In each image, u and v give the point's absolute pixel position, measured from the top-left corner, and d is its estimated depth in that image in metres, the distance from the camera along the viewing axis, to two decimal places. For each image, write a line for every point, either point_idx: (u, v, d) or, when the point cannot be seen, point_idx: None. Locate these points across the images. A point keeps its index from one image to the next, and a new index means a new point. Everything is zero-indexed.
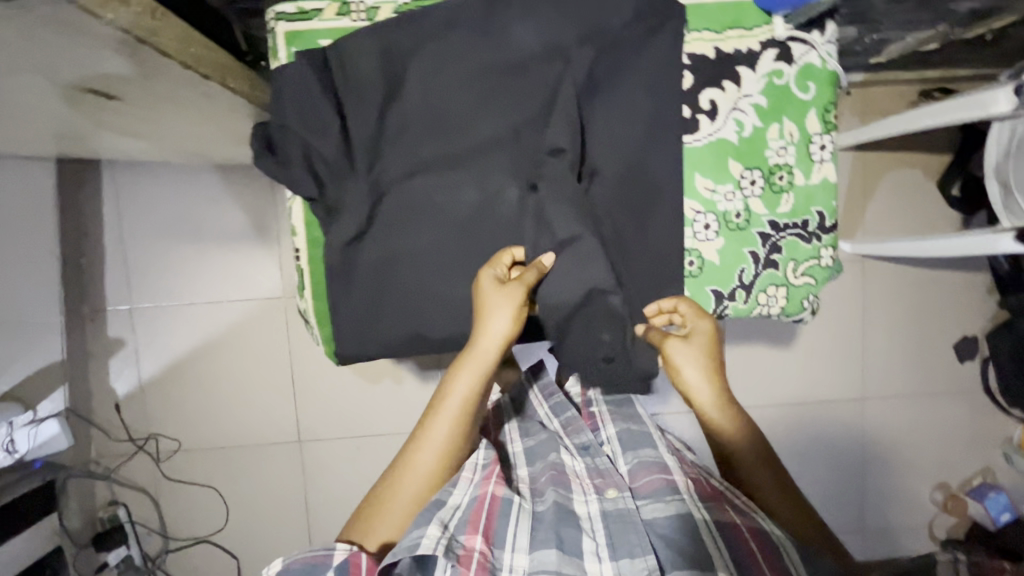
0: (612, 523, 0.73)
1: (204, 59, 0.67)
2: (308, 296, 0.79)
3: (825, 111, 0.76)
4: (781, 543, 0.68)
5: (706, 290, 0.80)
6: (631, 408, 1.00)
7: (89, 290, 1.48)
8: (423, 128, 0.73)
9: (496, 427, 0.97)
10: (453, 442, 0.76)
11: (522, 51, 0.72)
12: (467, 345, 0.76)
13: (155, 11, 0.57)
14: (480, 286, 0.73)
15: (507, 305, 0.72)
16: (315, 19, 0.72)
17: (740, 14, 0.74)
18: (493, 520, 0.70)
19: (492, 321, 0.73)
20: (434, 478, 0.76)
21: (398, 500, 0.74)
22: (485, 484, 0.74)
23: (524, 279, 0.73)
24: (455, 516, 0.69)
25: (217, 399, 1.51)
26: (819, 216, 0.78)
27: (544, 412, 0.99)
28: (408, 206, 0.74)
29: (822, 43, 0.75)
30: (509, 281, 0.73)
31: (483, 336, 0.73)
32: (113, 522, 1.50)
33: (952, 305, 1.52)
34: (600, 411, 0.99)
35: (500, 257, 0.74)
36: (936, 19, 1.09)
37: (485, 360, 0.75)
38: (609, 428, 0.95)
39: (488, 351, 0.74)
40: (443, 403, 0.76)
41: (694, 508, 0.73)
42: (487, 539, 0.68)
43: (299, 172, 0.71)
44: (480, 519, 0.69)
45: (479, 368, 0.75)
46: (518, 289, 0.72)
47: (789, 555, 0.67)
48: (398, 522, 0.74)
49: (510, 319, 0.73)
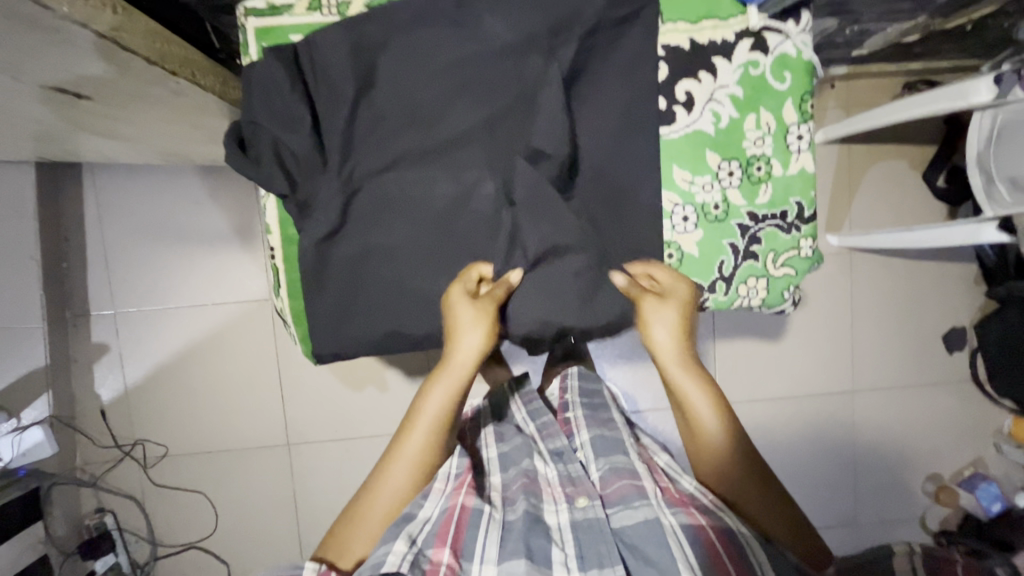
0: (580, 533, 0.72)
1: (171, 56, 0.66)
2: (284, 295, 0.78)
3: (801, 100, 0.76)
4: (746, 543, 0.68)
5: (686, 283, 0.79)
6: (607, 413, 0.98)
7: (72, 295, 1.46)
8: (396, 124, 0.72)
9: (473, 432, 0.97)
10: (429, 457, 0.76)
11: (496, 44, 0.71)
12: (443, 358, 0.77)
13: (117, 6, 0.55)
14: (454, 300, 0.74)
15: (477, 317, 0.74)
16: (285, 15, 0.71)
17: (714, 4, 0.73)
18: (461, 530, 0.69)
19: (466, 336, 0.74)
20: (409, 492, 0.75)
21: (372, 513, 0.73)
22: (456, 495, 0.73)
23: (494, 295, 0.76)
24: (423, 529, 0.69)
25: (203, 403, 1.50)
26: (798, 206, 0.78)
27: (521, 416, 0.99)
28: (383, 202, 0.73)
29: (797, 33, 0.75)
30: (480, 297, 0.75)
31: (457, 348, 0.75)
32: (100, 530, 1.49)
33: (939, 296, 1.52)
34: (574, 417, 0.96)
35: (467, 272, 0.75)
36: (916, 10, 1.09)
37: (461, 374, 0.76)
38: (583, 433, 0.91)
39: (463, 363, 0.75)
40: (419, 417, 0.77)
41: (662, 514, 0.72)
42: (455, 551, 0.67)
43: (271, 170, 0.70)
44: (448, 530, 0.68)
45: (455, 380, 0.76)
46: (489, 306, 0.75)
47: (756, 554, 0.67)
48: (369, 536, 0.73)
49: (483, 333, 0.75)
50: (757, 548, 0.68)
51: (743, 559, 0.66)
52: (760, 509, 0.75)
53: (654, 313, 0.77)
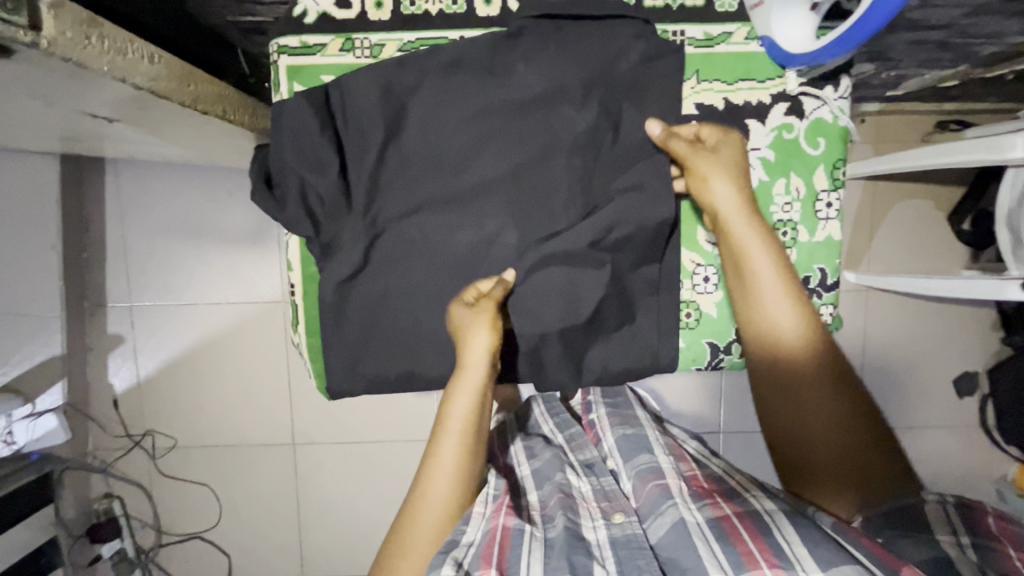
0: (620, 549, 0.71)
1: (203, 95, 0.66)
2: (301, 331, 0.77)
3: (833, 167, 0.75)
4: (768, 520, 0.67)
5: (703, 343, 0.79)
6: (631, 411, 1.00)
7: (92, 286, 1.48)
8: (423, 170, 0.72)
9: (505, 452, 0.99)
10: (464, 462, 0.72)
11: (527, 96, 0.71)
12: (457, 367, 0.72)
13: (153, 55, 0.56)
14: (455, 310, 0.71)
15: (483, 325, 0.70)
16: (318, 54, 0.71)
17: (751, 66, 0.73)
18: (506, 548, 0.68)
19: (473, 338, 0.70)
20: (457, 497, 0.72)
21: (422, 525, 0.71)
22: (497, 516, 0.73)
23: (492, 296, 0.71)
24: (470, 556, 0.67)
25: (212, 398, 1.52)
26: (821, 273, 0.77)
27: (549, 427, 1.03)
28: (403, 247, 0.73)
29: (835, 99, 0.73)
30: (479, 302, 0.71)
31: (467, 354, 0.70)
32: (108, 514, 1.52)
33: (955, 340, 1.50)
34: (599, 420, 1.00)
35: (467, 290, 0.72)
36: (958, 59, 1.05)
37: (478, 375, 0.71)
38: (609, 437, 0.95)
39: (478, 366, 0.70)
40: (446, 428, 0.73)
41: (686, 513, 0.72)
42: (502, 568, 0.65)
43: (295, 211, 0.70)
44: (492, 552, 0.67)
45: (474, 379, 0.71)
46: (494, 311, 0.70)
47: (781, 536, 0.64)
48: (424, 549, 0.71)
49: (490, 332, 0.70)
50: (784, 523, 0.66)
51: (769, 540, 0.64)
52: (826, 490, 0.76)
53: (710, 168, 0.68)
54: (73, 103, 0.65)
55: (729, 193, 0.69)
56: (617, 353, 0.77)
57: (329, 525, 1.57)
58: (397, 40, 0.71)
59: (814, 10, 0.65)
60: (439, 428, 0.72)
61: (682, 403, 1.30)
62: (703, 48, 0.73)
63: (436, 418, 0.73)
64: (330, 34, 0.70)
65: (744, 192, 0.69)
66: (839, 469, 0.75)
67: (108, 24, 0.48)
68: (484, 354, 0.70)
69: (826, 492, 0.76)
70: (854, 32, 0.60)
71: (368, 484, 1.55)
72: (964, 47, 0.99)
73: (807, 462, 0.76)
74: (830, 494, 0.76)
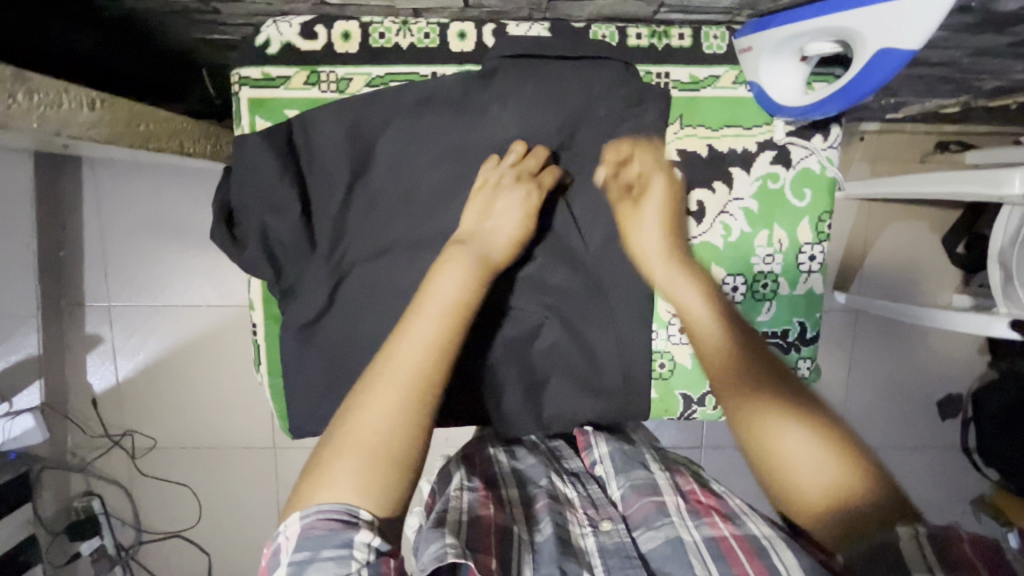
0: (610, 559, 0.61)
1: (158, 132, 0.64)
2: (264, 369, 0.76)
3: (819, 220, 0.72)
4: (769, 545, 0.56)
5: (675, 394, 0.77)
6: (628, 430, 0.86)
7: (68, 284, 1.43)
8: (389, 210, 0.69)
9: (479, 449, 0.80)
10: (447, 340, 0.54)
11: (501, 138, 0.68)
12: (457, 242, 0.62)
13: (94, 101, 0.53)
14: (489, 174, 0.66)
15: (518, 203, 0.64)
16: (281, 87, 0.69)
17: (738, 112, 0.70)
18: (496, 543, 0.59)
19: (499, 220, 0.64)
20: (430, 380, 0.52)
21: (367, 407, 0.50)
22: (484, 505, 0.65)
23: (541, 181, 0.66)
24: (458, 533, 0.58)
25: (189, 401, 1.49)
26: (801, 327, 0.75)
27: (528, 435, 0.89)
28: (368, 290, 0.70)
29: (823, 149, 0.71)
30: (521, 172, 0.66)
31: (489, 232, 0.63)
32: (87, 513, 1.50)
33: (941, 363, 1.49)
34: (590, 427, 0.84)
35: (512, 146, 0.67)
36: (959, 91, 1.02)
37: (486, 255, 0.61)
38: (602, 446, 0.78)
39: (500, 256, 0.62)
40: (422, 304, 0.56)
41: (683, 530, 0.61)
42: (499, 560, 0.57)
43: (254, 252, 0.67)
44: (493, 542, 0.58)
45: (482, 257, 0.61)
46: (528, 181, 0.65)
47: (783, 562, 0.54)
48: (371, 442, 0.49)
49: (522, 217, 0.64)
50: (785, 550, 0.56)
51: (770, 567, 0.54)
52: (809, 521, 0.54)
53: (635, 220, 0.70)
54: None
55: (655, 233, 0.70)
56: (588, 403, 0.74)
57: None
58: (365, 74, 0.69)
59: (804, 61, 0.62)
60: (414, 306, 0.56)
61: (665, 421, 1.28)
62: (688, 92, 0.70)
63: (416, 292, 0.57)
64: (294, 67, 0.68)
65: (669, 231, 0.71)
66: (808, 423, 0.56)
67: (36, 77, 0.46)
68: (511, 241, 0.64)
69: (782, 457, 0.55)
70: (850, 89, 0.56)
71: None
72: (965, 81, 0.95)
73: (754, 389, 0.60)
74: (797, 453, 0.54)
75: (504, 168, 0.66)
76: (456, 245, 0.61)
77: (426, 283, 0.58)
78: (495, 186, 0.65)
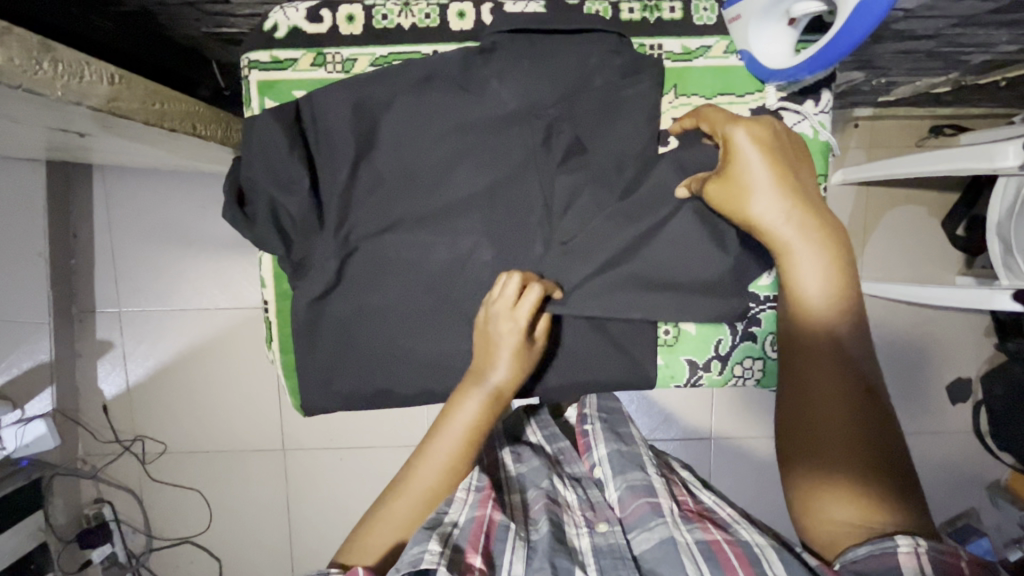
0: (603, 559, 0.65)
1: (171, 113, 0.67)
2: (276, 346, 0.80)
3: (814, 183, 0.75)
4: (762, 551, 0.59)
5: (681, 359, 0.81)
6: (628, 427, 0.91)
7: (79, 290, 1.43)
8: (395, 188, 0.73)
9: (489, 451, 0.90)
10: (460, 457, 0.71)
11: (499, 111, 0.71)
12: (474, 372, 0.73)
13: (114, 76, 0.57)
14: (486, 311, 0.72)
15: (509, 336, 0.70)
16: (289, 69, 0.72)
17: (730, 81, 0.73)
18: (486, 542, 0.63)
19: (497, 358, 0.70)
20: (435, 492, 0.70)
21: (395, 506, 0.70)
22: (484, 505, 0.67)
23: (512, 299, 0.70)
24: (450, 537, 0.63)
25: (195, 403, 1.47)
26: None
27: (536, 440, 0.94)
28: (377, 263, 0.75)
29: (815, 113, 0.74)
30: (510, 303, 0.70)
31: (486, 366, 0.71)
32: (98, 520, 1.48)
33: (949, 344, 1.48)
34: (593, 429, 0.89)
35: (509, 277, 0.71)
36: (948, 67, 1.04)
37: (490, 387, 0.71)
38: (600, 448, 0.85)
39: (500, 381, 0.70)
40: (448, 426, 0.71)
41: (677, 531, 0.65)
42: (487, 560, 0.61)
43: (265, 229, 0.71)
44: (479, 539, 0.62)
45: (490, 391, 0.71)
46: (518, 310, 0.70)
47: (772, 570, 0.56)
48: (389, 535, 0.68)
49: (512, 352, 0.70)
50: (774, 557, 0.58)
51: (758, 570, 0.57)
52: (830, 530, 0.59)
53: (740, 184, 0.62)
54: (53, 121, 0.66)
55: (817, 277, 0.61)
56: (579, 367, 0.79)
57: (320, 534, 1.52)
58: (369, 55, 0.72)
59: (792, 25, 0.64)
60: (437, 428, 0.72)
61: (669, 413, 1.29)
62: (680, 62, 0.73)
63: (442, 414, 0.72)
64: (301, 50, 0.71)
65: (837, 271, 0.62)
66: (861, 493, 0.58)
67: (62, 49, 0.49)
68: (510, 370, 0.70)
69: (825, 519, 0.59)
70: (852, 24, 0.56)
71: (355, 492, 1.49)
72: (952, 56, 0.96)
73: (818, 446, 0.60)
74: (833, 527, 0.59)
75: (498, 301, 0.71)
76: (471, 375, 0.73)
77: (452, 404, 0.72)
78: (493, 317, 0.71)
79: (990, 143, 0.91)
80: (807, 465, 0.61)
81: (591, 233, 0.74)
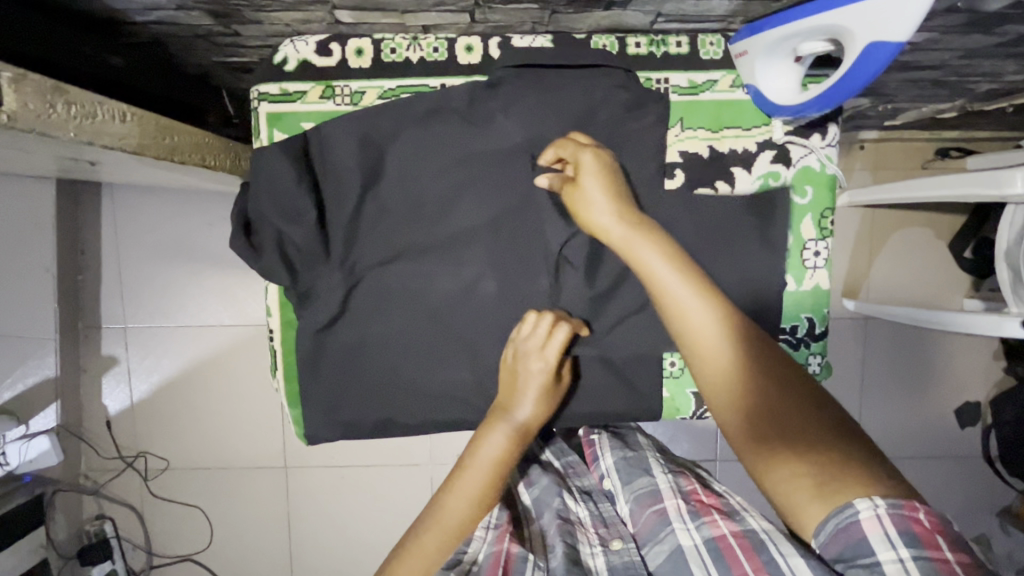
0: None
1: (178, 147, 0.68)
2: (280, 373, 0.79)
3: (821, 217, 0.75)
4: (767, 535, 0.57)
5: (686, 393, 0.80)
6: (636, 437, 0.87)
7: (85, 306, 1.43)
8: (400, 218, 0.73)
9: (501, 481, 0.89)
10: (488, 490, 0.69)
11: (505, 143, 0.72)
12: (500, 407, 0.72)
13: (124, 113, 0.57)
14: (515, 349, 0.72)
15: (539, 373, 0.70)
16: (298, 101, 0.73)
17: (737, 114, 0.74)
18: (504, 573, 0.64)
19: (525, 394, 0.70)
20: (461, 529, 0.68)
21: (417, 544, 0.67)
22: (501, 541, 0.69)
23: (544, 338, 0.71)
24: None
25: (198, 420, 1.47)
26: (809, 323, 0.77)
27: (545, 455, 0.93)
28: (382, 293, 0.75)
29: (822, 147, 0.74)
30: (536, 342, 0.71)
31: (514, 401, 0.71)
32: (99, 537, 1.46)
33: (957, 367, 1.46)
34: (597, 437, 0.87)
35: (533, 317, 0.72)
36: (954, 95, 1.04)
37: (516, 422, 0.70)
38: (607, 457, 0.82)
39: (524, 415, 0.70)
40: (473, 462, 0.70)
41: (684, 535, 0.64)
42: None
43: (271, 259, 0.71)
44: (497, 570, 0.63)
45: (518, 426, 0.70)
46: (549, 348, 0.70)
47: (779, 550, 0.54)
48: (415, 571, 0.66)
49: (542, 386, 0.70)
50: (782, 540, 0.55)
51: (764, 558, 0.54)
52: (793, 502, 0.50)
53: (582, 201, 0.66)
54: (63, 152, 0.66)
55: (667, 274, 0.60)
56: (584, 398, 0.78)
57: (321, 552, 1.50)
58: (378, 87, 0.72)
59: (798, 62, 0.65)
60: (461, 464, 0.70)
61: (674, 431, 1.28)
62: (686, 96, 0.73)
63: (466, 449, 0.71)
64: (310, 82, 0.72)
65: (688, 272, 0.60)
66: (808, 449, 0.50)
67: (74, 90, 0.50)
68: (537, 405, 0.71)
69: (782, 490, 0.51)
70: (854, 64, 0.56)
71: (356, 510, 1.48)
72: (959, 84, 0.96)
73: (765, 421, 0.53)
74: (794, 488, 0.50)
75: (524, 340, 0.72)
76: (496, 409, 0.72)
77: (476, 438, 0.71)
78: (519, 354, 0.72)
79: (997, 169, 0.90)
80: (767, 449, 0.52)
81: (597, 264, 0.74)
